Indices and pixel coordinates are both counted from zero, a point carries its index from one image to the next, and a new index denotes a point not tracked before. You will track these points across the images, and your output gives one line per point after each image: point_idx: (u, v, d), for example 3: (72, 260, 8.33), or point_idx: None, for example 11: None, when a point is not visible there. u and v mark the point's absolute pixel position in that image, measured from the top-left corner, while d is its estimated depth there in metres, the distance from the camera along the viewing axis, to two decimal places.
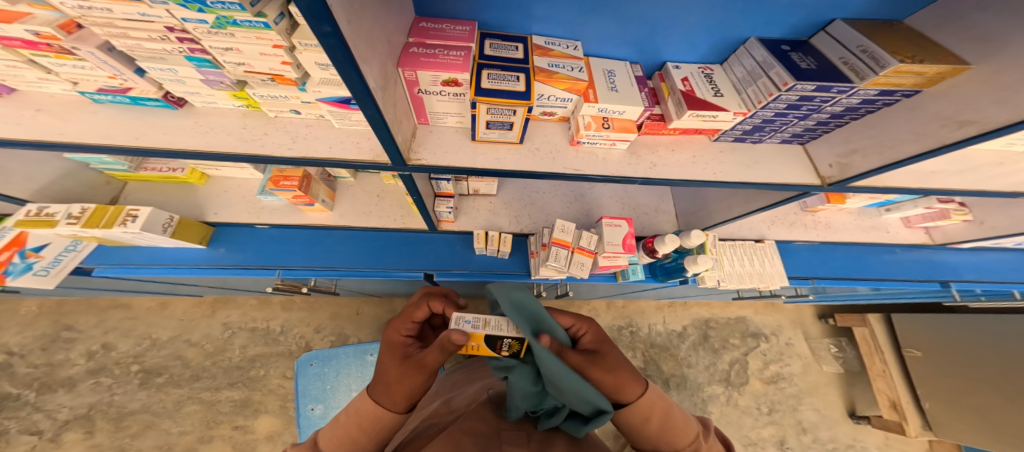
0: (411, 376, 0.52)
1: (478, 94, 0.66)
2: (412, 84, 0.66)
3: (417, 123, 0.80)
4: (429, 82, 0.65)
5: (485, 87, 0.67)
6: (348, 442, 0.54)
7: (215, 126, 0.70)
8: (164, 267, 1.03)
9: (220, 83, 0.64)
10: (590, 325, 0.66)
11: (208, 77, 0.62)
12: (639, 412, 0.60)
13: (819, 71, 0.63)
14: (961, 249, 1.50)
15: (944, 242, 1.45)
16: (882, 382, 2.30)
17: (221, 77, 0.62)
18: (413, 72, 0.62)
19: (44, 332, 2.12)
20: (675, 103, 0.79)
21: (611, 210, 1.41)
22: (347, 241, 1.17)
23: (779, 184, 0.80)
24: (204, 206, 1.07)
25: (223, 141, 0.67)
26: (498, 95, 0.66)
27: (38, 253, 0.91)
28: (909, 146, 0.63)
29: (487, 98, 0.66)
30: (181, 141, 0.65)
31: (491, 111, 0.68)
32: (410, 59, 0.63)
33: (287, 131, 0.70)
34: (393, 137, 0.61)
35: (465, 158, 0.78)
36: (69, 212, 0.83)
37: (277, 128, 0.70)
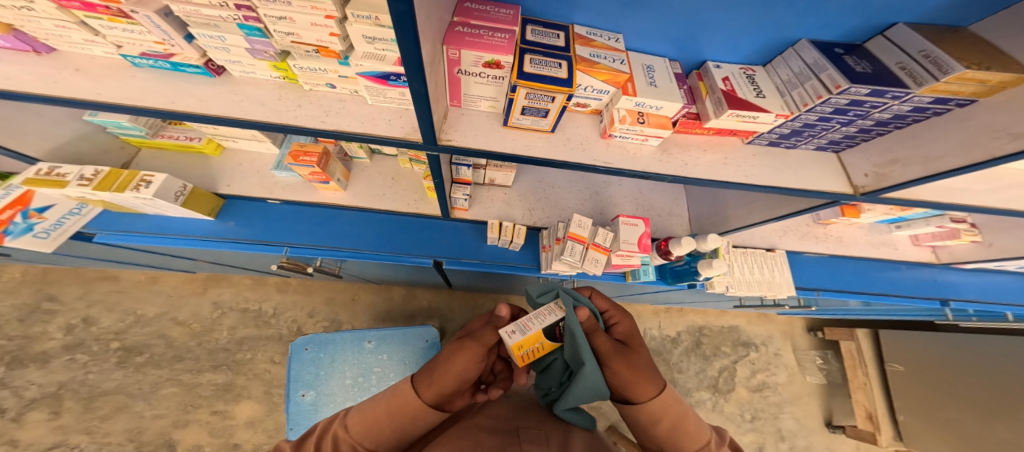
0: (461, 356, 0.57)
1: (519, 77, 0.63)
2: (454, 64, 0.63)
3: (448, 104, 0.77)
4: (471, 62, 0.62)
5: (528, 71, 0.64)
6: (370, 421, 0.53)
7: (242, 93, 0.65)
8: (165, 237, 0.96)
9: (264, 53, 0.59)
10: (626, 319, 0.73)
11: (254, 46, 0.57)
12: (651, 414, 0.58)
13: (874, 75, 0.63)
14: (964, 270, 1.54)
15: (950, 262, 1.49)
16: (862, 393, 2.35)
17: (267, 47, 0.58)
18: (457, 50, 0.59)
19: (19, 302, 2.03)
20: (714, 103, 0.79)
21: (626, 209, 1.41)
22: (358, 221, 1.14)
23: (814, 190, 0.81)
24: (216, 176, 1.01)
25: (253, 110, 0.63)
26: (540, 81, 0.63)
27: (41, 214, 0.83)
28: (955, 158, 0.62)
29: (529, 83, 0.63)
30: (212, 106, 0.61)
31: (529, 96, 0.65)
32: (455, 38, 0.60)
33: (320, 105, 0.66)
34: (432, 114, 0.58)
35: (494, 142, 0.75)
36: (82, 174, 0.77)
37: (311, 101, 0.66)
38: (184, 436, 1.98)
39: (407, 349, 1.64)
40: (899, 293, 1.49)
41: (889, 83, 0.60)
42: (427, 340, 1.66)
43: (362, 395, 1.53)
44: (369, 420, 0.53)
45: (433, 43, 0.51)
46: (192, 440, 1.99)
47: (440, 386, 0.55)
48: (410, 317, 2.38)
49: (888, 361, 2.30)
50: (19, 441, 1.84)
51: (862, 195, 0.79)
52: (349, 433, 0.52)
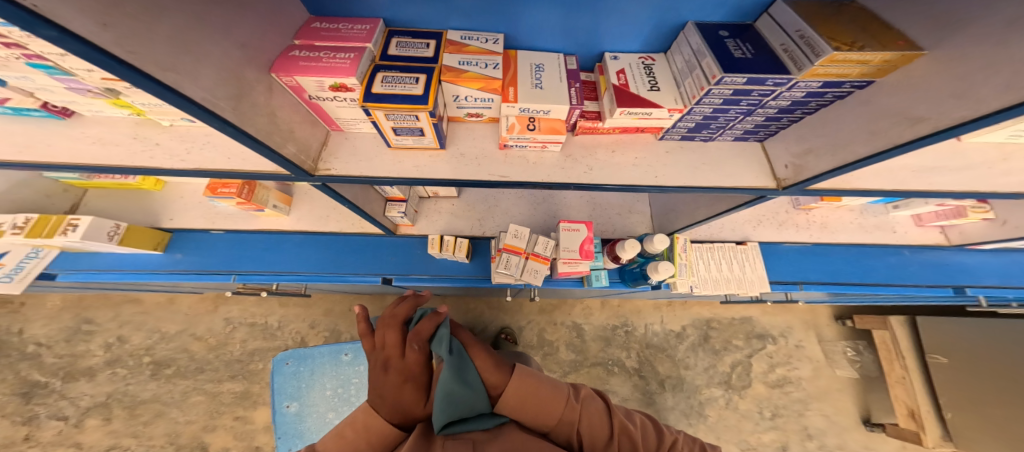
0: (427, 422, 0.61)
1: (366, 100, 0.56)
2: (299, 91, 0.55)
3: (330, 129, 0.72)
4: (315, 88, 0.54)
5: (377, 92, 0.57)
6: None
7: (85, 134, 0.59)
8: (126, 272, 1.08)
9: (89, 92, 0.52)
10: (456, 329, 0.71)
11: (69, 86, 0.51)
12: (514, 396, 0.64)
13: (753, 61, 0.58)
14: (983, 250, 1.36)
15: (962, 243, 1.33)
16: (899, 388, 1.93)
17: (82, 86, 0.50)
18: (290, 77, 0.52)
19: (66, 325, 2.31)
20: (609, 100, 0.74)
21: (578, 211, 1.35)
22: (304, 243, 1.17)
23: (732, 187, 0.74)
24: (159, 212, 1.08)
25: (101, 154, 0.57)
26: (389, 100, 0.57)
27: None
28: (861, 145, 0.56)
29: (378, 106, 0.56)
30: (50, 148, 0.56)
31: (390, 117, 0.60)
32: (285, 64, 0.52)
33: (184, 140, 0.60)
34: (277, 152, 0.53)
35: (379, 167, 0.71)
36: (16, 222, 0.87)
37: (172, 136, 0.60)
38: (214, 440, 2.20)
39: None
40: (902, 281, 1.35)
41: (767, 70, 0.56)
42: None
43: (343, 406, 1.64)
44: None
45: (275, 87, 0.53)
46: (221, 443, 2.20)
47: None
48: None
49: (927, 351, 1.86)
50: (82, 443, 2.13)
51: (783, 188, 0.71)
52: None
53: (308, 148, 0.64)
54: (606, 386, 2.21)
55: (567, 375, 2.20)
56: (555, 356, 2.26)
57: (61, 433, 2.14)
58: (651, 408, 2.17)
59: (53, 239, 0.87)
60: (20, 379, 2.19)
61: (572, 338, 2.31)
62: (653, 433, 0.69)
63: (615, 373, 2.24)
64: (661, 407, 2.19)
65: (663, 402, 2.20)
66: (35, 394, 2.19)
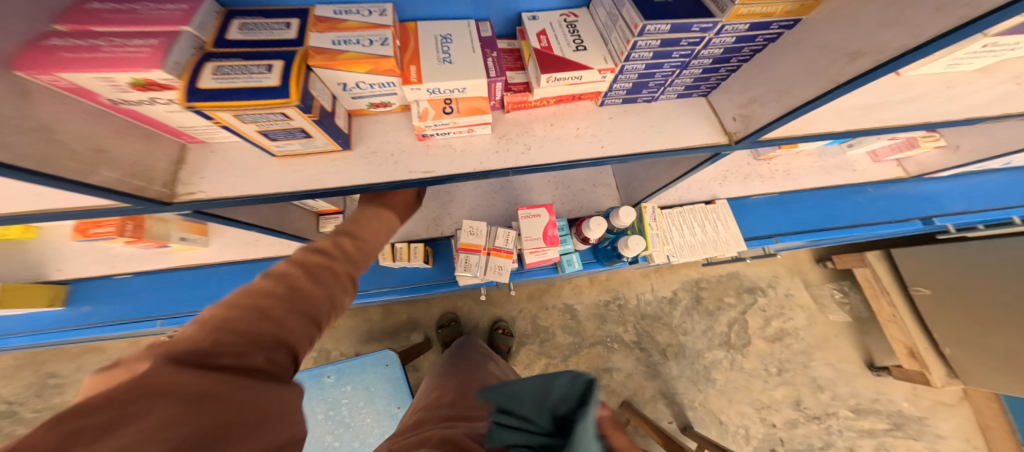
0: None
1: (191, 99, 0.40)
2: (90, 94, 0.41)
3: (185, 142, 0.57)
4: (110, 88, 0.39)
5: (204, 87, 0.41)
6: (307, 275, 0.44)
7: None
8: (35, 334, 0.96)
9: None
10: None
11: None
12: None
13: (676, 5, 0.51)
14: (945, 177, 1.38)
15: (920, 174, 1.31)
16: (893, 327, 1.86)
17: None
18: (52, 76, 0.35)
19: (29, 382, 2.03)
20: (534, 67, 0.63)
21: (540, 193, 1.26)
22: (235, 274, 1.01)
23: (687, 148, 0.66)
24: (43, 263, 0.90)
25: None
26: (232, 97, 0.41)
27: None
28: (805, 89, 0.50)
29: (215, 106, 0.41)
30: None
31: (246, 118, 0.45)
32: (43, 55, 0.35)
33: None
34: (89, 184, 0.40)
35: (266, 180, 0.58)
36: None
37: None
38: None
39: (369, 377, 1.66)
40: (871, 219, 1.33)
41: (691, 14, 0.49)
42: (387, 364, 1.67)
43: (339, 428, 1.61)
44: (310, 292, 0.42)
45: (36, 91, 0.37)
46: None
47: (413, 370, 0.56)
48: (394, 332, 2.23)
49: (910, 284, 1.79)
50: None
51: (736, 142, 0.65)
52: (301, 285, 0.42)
53: (156, 174, 0.51)
54: (609, 363, 2.17)
55: (567, 359, 2.15)
56: (553, 342, 2.21)
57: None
58: (657, 380, 2.14)
59: None
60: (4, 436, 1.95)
61: (566, 320, 2.26)
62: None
63: (616, 350, 2.20)
64: (668, 377, 2.16)
65: (669, 372, 2.17)
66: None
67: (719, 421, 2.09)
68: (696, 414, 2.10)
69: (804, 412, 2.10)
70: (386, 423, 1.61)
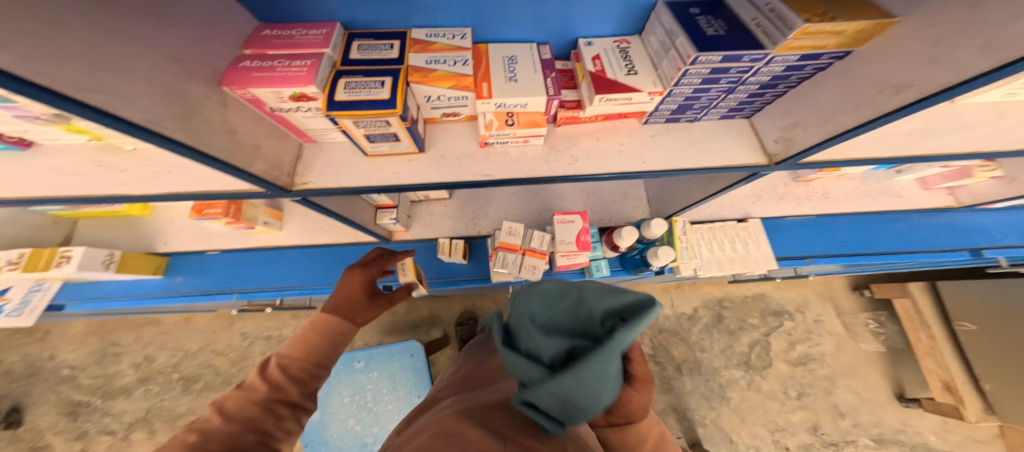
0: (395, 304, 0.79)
1: (330, 108, 0.53)
2: (259, 103, 0.54)
3: (303, 141, 0.70)
4: (274, 99, 0.53)
5: (340, 99, 0.54)
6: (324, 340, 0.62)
7: (47, 166, 0.59)
8: (133, 298, 1.10)
9: (39, 119, 0.50)
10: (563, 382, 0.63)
11: (17, 114, 0.49)
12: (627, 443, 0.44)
13: (729, 38, 0.57)
14: (995, 209, 1.33)
15: (973, 204, 1.27)
16: (929, 359, 1.77)
17: (28, 113, 0.49)
18: (245, 90, 0.50)
19: (94, 349, 2.18)
20: (587, 88, 0.71)
21: (573, 201, 1.32)
22: (301, 257, 1.15)
23: (726, 167, 0.72)
24: (152, 237, 1.07)
25: (76, 185, 0.58)
26: (357, 108, 0.54)
27: (5, 296, 0.99)
28: (846, 116, 0.55)
29: (345, 114, 0.54)
30: (24, 184, 0.56)
31: (360, 124, 0.57)
32: (237, 76, 0.51)
33: (150, 165, 0.60)
34: (244, 172, 0.51)
35: (357, 176, 0.69)
36: (9, 258, 0.89)
37: (139, 161, 0.60)
38: None
39: (394, 365, 1.76)
40: (915, 248, 1.30)
41: (742, 46, 0.55)
42: (412, 354, 1.77)
43: (362, 412, 1.68)
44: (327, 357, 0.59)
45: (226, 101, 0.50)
46: None
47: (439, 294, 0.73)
48: (416, 325, 2.33)
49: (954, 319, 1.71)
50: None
51: (776, 164, 0.70)
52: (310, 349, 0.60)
53: (284, 166, 0.63)
54: None
55: None
56: None
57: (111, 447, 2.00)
58: (669, 394, 2.10)
59: (49, 272, 0.89)
60: (62, 400, 2.08)
61: None
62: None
63: None
64: (680, 392, 2.12)
65: (682, 387, 2.14)
66: (81, 412, 2.06)
67: (730, 441, 2.03)
68: (705, 432, 2.04)
69: (820, 437, 2.01)
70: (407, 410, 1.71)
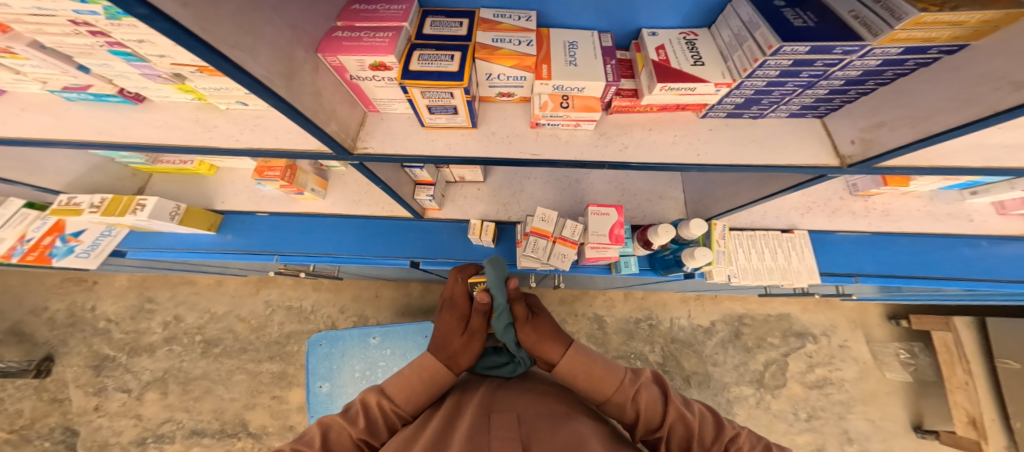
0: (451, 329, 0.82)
1: (404, 77, 0.55)
2: (341, 71, 0.57)
3: (367, 110, 0.72)
4: (356, 67, 0.55)
5: (414, 70, 0.56)
6: (410, 391, 0.61)
7: (156, 119, 0.67)
8: (185, 250, 1.17)
9: (159, 77, 0.58)
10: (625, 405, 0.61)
11: (143, 71, 0.56)
12: (566, 374, 0.67)
13: (819, 29, 0.55)
14: None
15: None
16: (960, 394, 1.66)
17: (154, 71, 0.56)
18: (334, 57, 0.53)
19: (132, 303, 2.34)
20: (647, 76, 0.70)
21: (606, 196, 1.31)
22: (340, 225, 1.19)
23: (791, 166, 0.70)
24: (212, 196, 1.16)
25: (171, 136, 0.65)
26: (427, 78, 0.55)
27: (77, 237, 1.07)
28: (947, 115, 0.52)
29: (416, 83, 0.56)
30: (137, 134, 0.64)
31: (426, 95, 0.58)
32: (330, 43, 0.54)
33: (236, 124, 0.65)
34: (323, 130, 0.55)
35: (413, 146, 0.71)
36: (93, 202, 0.96)
37: (228, 120, 0.66)
38: (253, 418, 2.11)
39: (408, 345, 1.79)
40: (973, 275, 1.23)
41: (835, 37, 0.53)
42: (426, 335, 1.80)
43: None
44: (415, 428, 0.58)
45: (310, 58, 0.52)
46: (259, 422, 2.11)
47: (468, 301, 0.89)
48: (428, 310, 2.36)
49: (994, 354, 1.59)
50: (142, 417, 2.13)
51: (849, 166, 0.68)
52: (399, 409, 0.59)
53: (351, 130, 0.66)
54: None
55: None
56: None
57: (125, 404, 2.14)
58: None
59: (125, 217, 0.95)
60: (93, 352, 2.23)
61: (594, 329, 2.25)
62: (711, 426, 0.58)
63: (638, 368, 2.15)
64: None
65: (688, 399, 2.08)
66: (106, 367, 2.20)
67: None
68: None
69: None
70: None
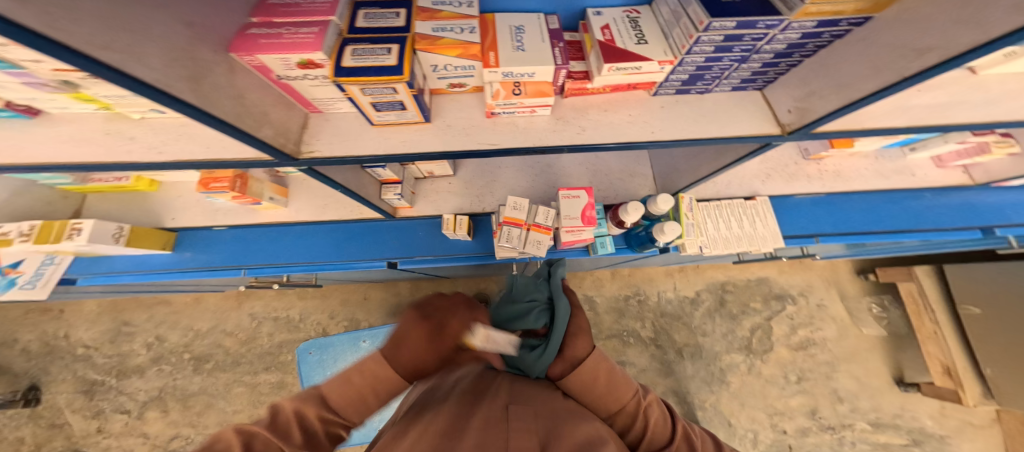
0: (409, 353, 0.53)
1: (337, 74, 0.52)
2: (265, 70, 0.53)
3: (308, 112, 0.69)
4: (282, 66, 0.52)
5: (347, 65, 0.52)
6: (357, 400, 0.52)
7: (57, 133, 0.59)
8: (142, 272, 1.12)
9: (47, 86, 0.51)
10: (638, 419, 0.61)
11: (24, 80, 0.50)
12: (586, 373, 0.63)
13: (742, 4, 0.55)
14: (1008, 187, 1.32)
15: (986, 181, 1.29)
16: (932, 344, 1.79)
17: (34, 79, 0.50)
18: (250, 56, 0.49)
19: (108, 328, 2.23)
20: (596, 58, 0.69)
21: (578, 179, 1.31)
22: (308, 233, 1.16)
23: (738, 137, 0.71)
24: (159, 213, 1.09)
25: (83, 153, 0.59)
26: (363, 74, 0.52)
27: (16, 269, 1.01)
28: (866, 82, 0.55)
29: (352, 80, 0.52)
30: (36, 152, 0.57)
31: (366, 91, 0.56)
32: (243, 42, 0.49)
33: (153, 135, 0.59)
34: (250, 136, 0.51)
35: (362, 145, 0.68)
36: (22, 230, 0.89)
37: (145, 130, 0.60)
38: None
39: None
40: (928, 226, 1.30)
41: (759, 12, 0.53)
42: None
43: None
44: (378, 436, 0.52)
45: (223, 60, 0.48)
46: None
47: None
48: None
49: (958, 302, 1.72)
50: (149, 434, 2.07)
51: (789, 134, 0.71)
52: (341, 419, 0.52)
53: (293, 129, 0.63)
54: (623, 357, 2.18)
55: None
56: None
57: (128, 424, 2.08)
58: (671, 377, 2.14)
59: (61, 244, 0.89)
60: (80, 378, 2.13)
61: (585, 311, 2.28)
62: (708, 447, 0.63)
63: (631, 345, 2.21)
64: (681, 376, 2.15)
65: (683, 371, 2.16)
66: (97, 391, 2.11)
67: (728, 424, 2.06)
68: (706, 415, 2.07)
69: (817, 421, 2.05)
70: None
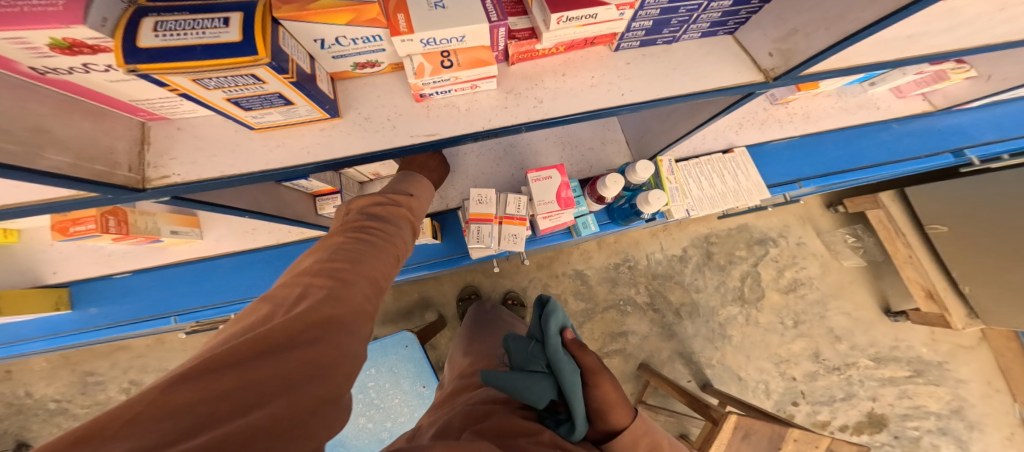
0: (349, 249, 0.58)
1: (130, 60, 0.33)
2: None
3: (141, 120, 0.53)
4: (23, 51, 0.33)
5: (146, 46, 0.34)
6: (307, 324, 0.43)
7: None
8: (46, 338, 0.96)
9: None
10: None
11: None
12: (626, 445, 0.62)
13: None
14: (974, 108, 1.29)
15: (947, 106, 1.24)
16: (910, 269, 1.75)
17: None
18: None
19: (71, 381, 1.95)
20: (539, 9, 0.54)
21: (549, 156, 1.17)
22: (236, 266, 1.00)
23: (718, 89, 0.60)
24: (33, 267, 0.89)
25: None
26: (186, 58, 0.35)
27: None
28: (863, 11, 0.45)
29: (165, 68, 0.35)
30: None
31: (214, 82, 0.40)
32: None
33: None
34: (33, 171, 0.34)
35: (241, 159, 0.54)
36: None
37: None
38: None
39: (392, 359, 1.47)
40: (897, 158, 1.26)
41: None
42: (407, 345, 1.47)
43: (370, 409, 1.46)
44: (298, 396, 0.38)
45: None
46: None
47: (376, 213, 0.66)
48: (408, 312, 2.13)
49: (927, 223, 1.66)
50: None
51: (774, 79, 0.60)
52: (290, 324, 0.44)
53: (118, 156, 0.47)
54: (624, 327, 2.15)
55: (582, 326, 2.13)
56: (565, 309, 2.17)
57: None
58: (674, 340, 2.14)
59: None
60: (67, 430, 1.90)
61: (578, 285, 2.20)
62: None
63: (630, 313, 2.17)
64: (683, 337, 2.15)
65: (684, 331, 2.17)
66: None
67: (738, 377, 2.11)
68: (713, 372, 2.12)
69: (822, 363, 2.12)
70: (416, 401, 1.48)
